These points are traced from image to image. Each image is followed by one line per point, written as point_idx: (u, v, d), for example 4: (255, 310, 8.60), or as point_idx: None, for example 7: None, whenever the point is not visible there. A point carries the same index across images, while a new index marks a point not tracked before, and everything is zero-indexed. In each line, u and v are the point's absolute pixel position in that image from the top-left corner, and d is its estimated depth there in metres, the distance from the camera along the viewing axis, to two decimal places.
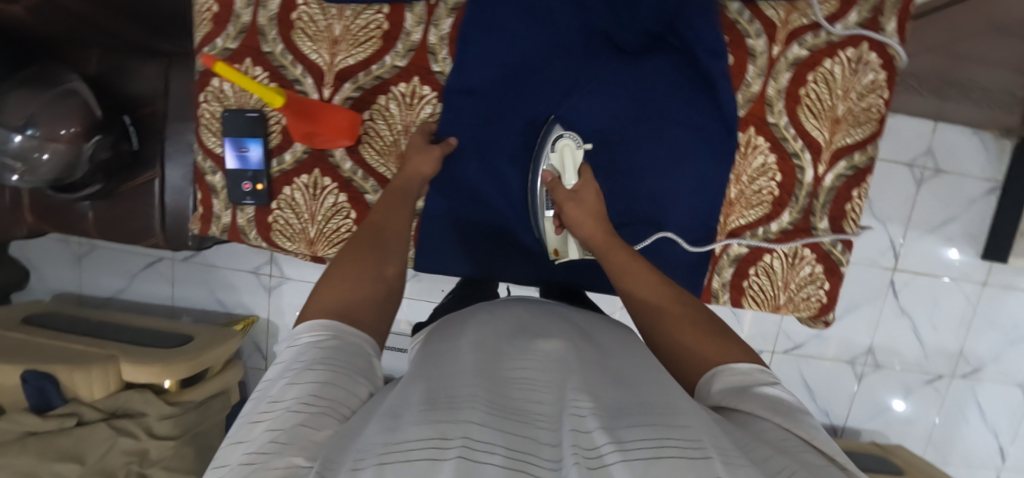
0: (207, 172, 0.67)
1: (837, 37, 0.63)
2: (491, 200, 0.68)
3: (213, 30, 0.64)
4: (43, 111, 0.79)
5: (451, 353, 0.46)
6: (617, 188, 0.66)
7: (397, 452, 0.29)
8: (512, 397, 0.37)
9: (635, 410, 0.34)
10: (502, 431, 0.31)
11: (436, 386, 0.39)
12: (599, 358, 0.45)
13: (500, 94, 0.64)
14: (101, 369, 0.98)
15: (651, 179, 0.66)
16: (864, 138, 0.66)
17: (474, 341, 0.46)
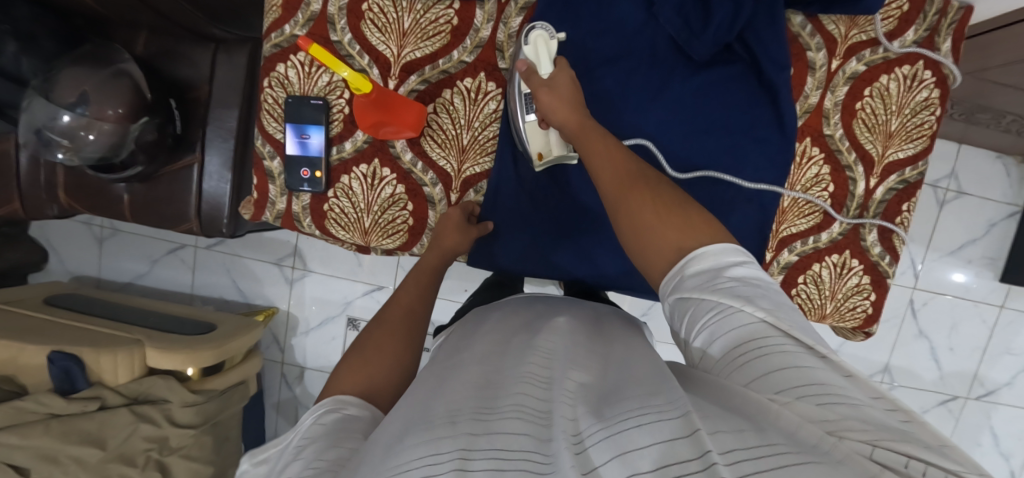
0: (265, 157, 0.67)
1: (894, 53, 0.65)
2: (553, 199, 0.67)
3: (282, 17, 0.64)
4: (95, 89, 0.79)
5: (455, 364, 0.48)
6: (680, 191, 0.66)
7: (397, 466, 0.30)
8: (505, 398, 0.38)
9: (618, 396, 0.36)
10: (486, 432, 0.33)
11: (434, 398, 0.40)
12: (602, 348, 0.49)
13: None
14: (127, 353, 0.97)
15: (712, 185, 0.67)
16: (916, 154, 0.67)
17: (476, 353, 0.49)
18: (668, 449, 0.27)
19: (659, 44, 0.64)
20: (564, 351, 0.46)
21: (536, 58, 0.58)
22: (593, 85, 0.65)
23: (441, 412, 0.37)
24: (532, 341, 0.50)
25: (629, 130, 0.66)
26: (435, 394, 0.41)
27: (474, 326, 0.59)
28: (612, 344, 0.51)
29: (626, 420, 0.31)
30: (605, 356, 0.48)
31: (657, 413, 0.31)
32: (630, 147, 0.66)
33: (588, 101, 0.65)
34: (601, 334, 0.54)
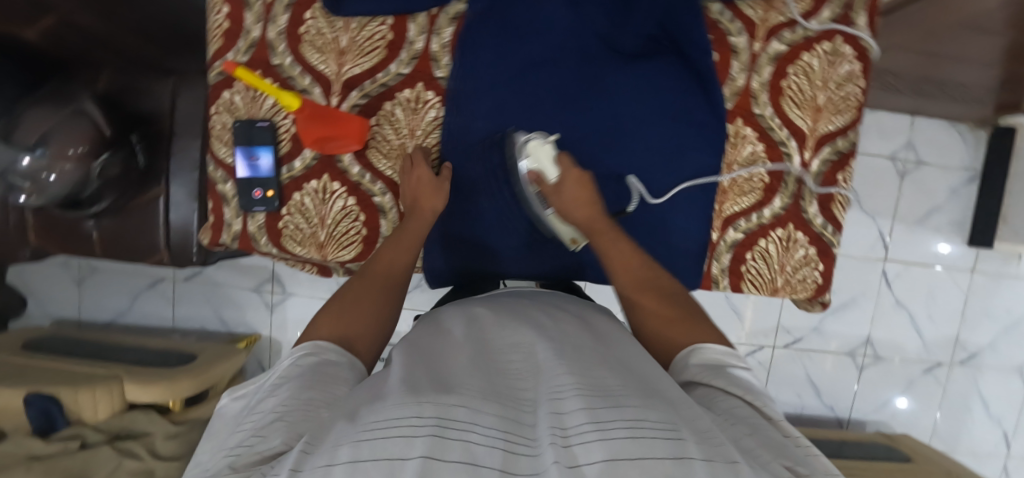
0: (218, 181, 0.69)
1: (813, 31, 0.68)
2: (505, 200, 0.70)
3: (224, 45, 0.67)
4: (58, 128, 0.81)
5: (440, 346, 0.49)
6: (622, 182, 0.69)
7: (373, 433, 0.31)
8: (496, 388, 0.40)
9: (619, 396, 0.37)
10: (478, 408, 0.34)
11: (422, 371, 0.42)
12: (591, 338, 0.50)
13: (506, 97, 0.67)
14: (106, 388, 0.98)
15: (653, 173, 0.70)
16: (845, 125, 0.70)
17: (464, 339, 0.51)
18: (648, 464, 0.28)
19: (587, 42, 0.66)
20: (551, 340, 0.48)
21: (541, 165, 0.62)
22: (528, 85, 0.67)
23: (428, 383, 0.38)
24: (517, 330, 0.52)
25: (567, 127, 0.68)
26: (417, 366, 0.43)
27: (461, 308, 0.61)
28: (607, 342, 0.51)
29: (622, 425, 0.32)
30: (591, 346, 0.48)
31: (653, 430, 0.32)
32: (569, 143, 0.68)
33: (528, 102, 0.67)
34: (593, 328, 0.54)
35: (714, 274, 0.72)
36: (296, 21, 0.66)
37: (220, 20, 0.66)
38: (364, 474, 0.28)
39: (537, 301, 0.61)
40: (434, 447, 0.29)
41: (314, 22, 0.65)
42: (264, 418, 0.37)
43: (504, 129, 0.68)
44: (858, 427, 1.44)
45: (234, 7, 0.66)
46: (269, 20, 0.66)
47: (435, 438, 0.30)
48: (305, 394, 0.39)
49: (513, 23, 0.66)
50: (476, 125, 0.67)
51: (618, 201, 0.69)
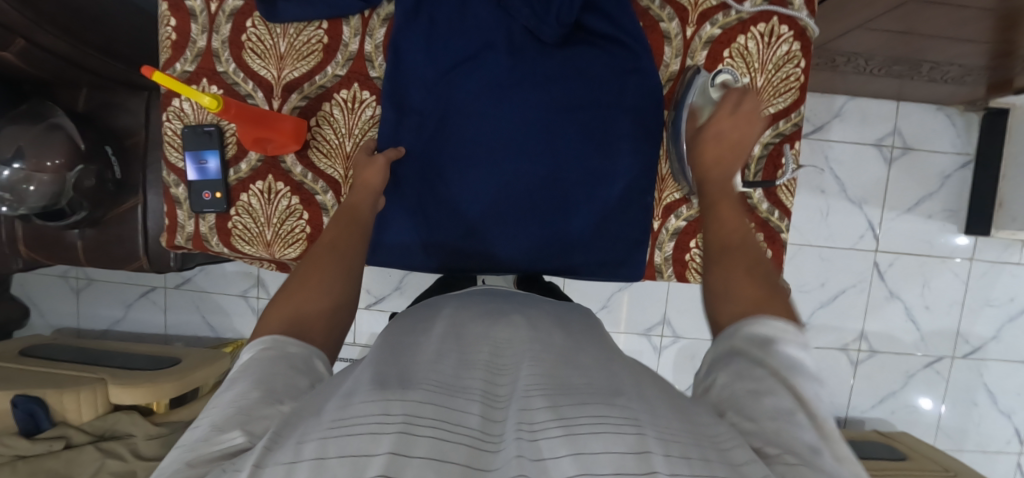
0: (171, 185, 0.72)
1: (747, 13, 0.67)
2: (457, 201, 0.69)
3: (173, 55, 0.70)
4: (31, 144, 0.86)
5: (411, 342, 0.50)
6: (569, 176, 0.68)
7: (345, 427, 0.29)
8: (463, 380, 0.39)
9: (569, 399, 0.36)
10: (448, 408, 0.33)
11: (390, 370, 0.41)
12: (567, 344, 0.51)
13: (437, 97, 0.68)
14: (90, 391, 1.03)
15: (591, 165, 0.68)
16: (787, 106, 0.68)
17: (434, 334, 0.51)
18: (617, 459, 0.26)
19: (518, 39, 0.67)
20: (520, 344, 0.48)
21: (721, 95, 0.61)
22: (459, 83, 0.68)
23: (396, 378, 0.38)
24: (490, 331, 0.52)
25: (500, 122, 0.68)
26: (386, 364, 0.43)
27: (433, 307, 0.61)
28: (571, 345, 0.51)
29: (592, 424, 0.30)
30: (562, 348, 0.49)
31: (614, 426, 0.30)
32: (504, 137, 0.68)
33: (460, 100, 0.68)
34: (579, 334, 0.55)
35: (658, 263, 0.71)
36: (238, 30, 0.69)
37: (168, 32, 0.70)
38: (330, 468, 0.25)
39: (518, 302, 0.62)
40: (400, 443, 0.26)
41: (254, 30, 0.69)
42: (224, 411, 0.33)
43: (440, 128, 0.68)
44: (857, 425, 1.39)
45: (181, 20, 0.69)
46: (214, 30, 0.69)
47: (403, 435, 0.27)
48: (269, 392, 0.35)
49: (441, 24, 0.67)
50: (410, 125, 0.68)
51: (566, 196, 0.68)
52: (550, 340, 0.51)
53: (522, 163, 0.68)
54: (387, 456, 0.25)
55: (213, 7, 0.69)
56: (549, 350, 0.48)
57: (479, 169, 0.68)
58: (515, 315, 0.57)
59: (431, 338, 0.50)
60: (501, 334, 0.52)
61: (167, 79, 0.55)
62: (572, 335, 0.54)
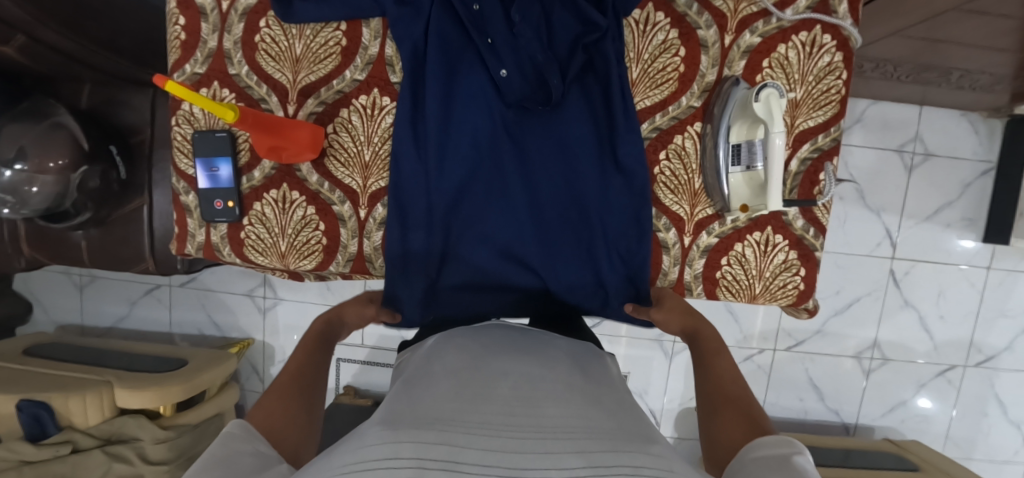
0: (181, 192, 0.69)
1: (788, 22, 0.63)
2: (466, 244, 0.67)
3: (182, 57, 0.66)
4: (34, 145, 0.82)
5: (426, 378, 0.47)
6: (581, 220, 0.66)
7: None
8: (483, 415, 0.37)
9: (596, 443, 0.34)
10: (460, 445, 0.31)
11: (406, 408, 0.39)
12: (589, 385, 0.48)
13: (437, 139, 0.64)
14: (96, 394, 1.00)
15: (602, 209, 0.65)
16: (827, 120, 0.65)
17: (449, 366, 0.49)
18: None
19: (527, 81, 0.62)
20: (546, 386, 0.45)
21: (767, 114, 0.57)
22: (462, 131, 0.64)
23: (408, 418, 0.36)
24: (507, 365, 0.49)
25: (506, 173, 0.65)
26: (400, 404, 0.41)
27: (445, 341, 0.58)
28: (592, 388, 0.48)
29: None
30: (586, 391, 0.47)
31: None
32: (508, 188, 0.65)
33: (465, 142, 0.64)
34: (594, 375, 0.52)
35: (687, 280, 0.69)
36: (251, 30, 0.65)
37: (178, 31, 0.66)
38: None
39: (531, 337, 0.59)
40: None
41: (269, 30, 0.65)
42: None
43: (445, 171, 0.64)
44: (866, 432, 1.38)
45: (190, 18, 0.66)
46: (225, 29, 0.66)
47: None
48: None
49: (445, 65, 0.63)
50: (411, 172, 0.65)
51: (575, 238, 0.67)
52: (568, 380, 0.48)
53: (525, 216, 0.66)
54: None
55: (224, 5, 0.65)
56: (570, 392, 0.45)
57: (483, 220, 0.66)
58: (535, 352, 0.54)
59: (442, 377, 0.47)
60: (519, 367, 0.49)
61: (180, 88, 0.53)
62: (594, 380, 0.51)
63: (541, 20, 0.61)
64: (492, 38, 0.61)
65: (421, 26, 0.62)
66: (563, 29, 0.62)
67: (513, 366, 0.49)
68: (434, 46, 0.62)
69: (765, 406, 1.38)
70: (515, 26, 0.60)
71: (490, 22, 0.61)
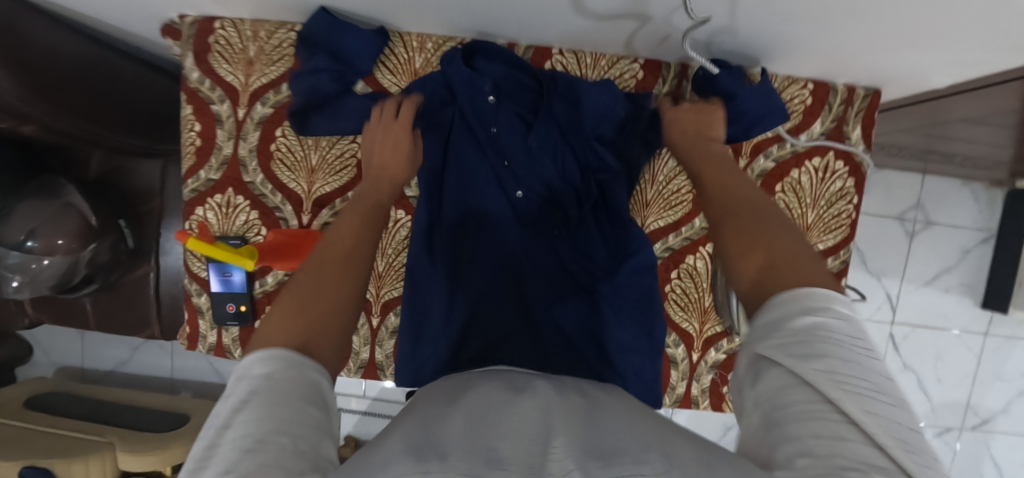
0: (193, 293, 0.69)
1: (802, 147, 0.64)
2: (479, 338, 0.63)
3: (195, 163, 0.66)
4: (44, 223, 0.82)
5: (444, 390, 0.42)
6: (591, 334, 0.64)
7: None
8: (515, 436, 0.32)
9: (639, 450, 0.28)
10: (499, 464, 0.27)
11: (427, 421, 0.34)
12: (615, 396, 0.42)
13: (451, 241, 0.64)
14: (98, 457, 1.01)
15: (618, 328, 0.63)
16: (836, 243, 0.66)
17: (467, 379, 0.44)
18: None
19: (546, 200, 0.64)
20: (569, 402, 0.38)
21: None
22: (479, 242, 0.65)
23: (427, 438, 0.30)
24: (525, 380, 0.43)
25: (522, 285, 0.65)
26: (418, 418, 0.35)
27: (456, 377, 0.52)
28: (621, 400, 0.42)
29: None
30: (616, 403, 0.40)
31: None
32: (525, 298, 0.65)
33: (482, 245, 0.64)
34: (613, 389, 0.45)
35: (694, 394, 0.69)
36: (267, 139, 0.65)
37: (193, 137, 0.66)
38: None
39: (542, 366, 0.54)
40: None
41: (285, 140, 0.65)
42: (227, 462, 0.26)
43: (457, 269, 0.64)
44: None
45: (206, 124, 0.66)
46: (241, 137, 0.66)
47: None
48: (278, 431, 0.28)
49: (466, 180, 0.65)
50: (423, 282, 0.63)
51: (589, 353, 0.63)
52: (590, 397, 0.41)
53: (541, 320, 0.64)
54: None
55: (241, 113, 0.65)
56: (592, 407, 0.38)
57: (496, 332, 0.63)
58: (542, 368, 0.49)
59: (457, 391, 0.40)
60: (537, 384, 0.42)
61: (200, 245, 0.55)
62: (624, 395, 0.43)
63: (562, 140, 0.62)
64: (511, 161, 0.63)
65: (439, 142, 0.64)
66: (586, 149, 0.63)
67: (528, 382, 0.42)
68: (455, 165, 0.64)
69: None
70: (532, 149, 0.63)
71: (510, 144, 0.63)
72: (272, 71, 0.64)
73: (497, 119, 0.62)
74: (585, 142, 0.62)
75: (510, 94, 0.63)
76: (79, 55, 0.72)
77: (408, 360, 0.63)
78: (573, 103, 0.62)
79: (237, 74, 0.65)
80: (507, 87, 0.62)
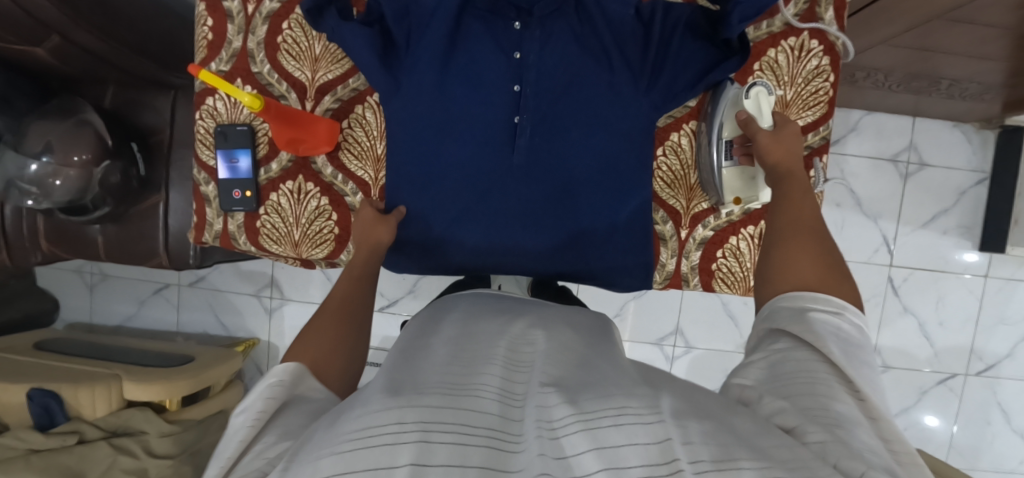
0: (201, 183, 0.73)
1: (778, 27, 0.68)
2: (475, 241, 0.72)
3: (208, 55, 0.71)
4: (59, 139, 0.88)
5: (426, 346, 0.52)
6: (569, 234, 0.72)
7: (374, 436, 0.30)
8: (478, 383, 0.40)
9: (589, 392, 0.38)
10: (465, 406, 0.35)
11: (405, 375, 0.43)
12: (585, 347, 0.53)
13: (429, 158, 0.69)
14: (105, 386, 1.02)
15: (595, 226, 0.71)
16: (816, 120, 0.69)
17: (448, 334, 0.54)
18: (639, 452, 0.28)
19: (508, 106, 0.68)
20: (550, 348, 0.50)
21: (757, 111, 0.62)
22: (469, 181, 0.69)
23: (414, 385, 0.39)
24: (502, 328, 0.55)
25: (499, 235, 0.71)
26: (401, 371, 0.45)
27: (432, 317, 0.62)
28: (587, 346, 0.54)
29: (614, 418, 0.32)
30: (585, 352, 0.52)
31: (581, 416, 0.32)
32: (510, 208, 0.70)
33: (461, 160, 0.68)
34: (584, 332, 0.59)
35: (685, 272, 0.74)
36: (274, 31, 0.70)
37: (205, 32, 0.71)
38: (392, 467, 0.27)
39: (532, 304, 0.66)
40: (420, 453, 0.28)
41: (290, 32, 0.70)
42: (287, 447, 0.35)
43: (436, 181, 0.70)
44: None
45: (217, 20, 0.70)
46: (250, 31, 0.70)
47: (421, 444, 0.29)
48: (308, 439, 0.34)
49: (454, 97, 0.68)
50: (413, 197, 0.71)
51: (569, 249, 0.72)
52: (567, 342, 0.53)
53: (524, 224, 0.71)
54: (409, 470, 0.27)
55: (250, 9, 0.70)
56: (566, 351, 0.50)
57: (465, 264, 0.74)
58: (528, 314, 0.61)
59: (439, 349, 0.50)
60: (518, 327, 0.55)
61: (214, 78, 0.55)
62: (590, 339, 0.57)
63: (555, 83, 0.68)
64: (478, 78, 0.68)
65: (409, 59, 0.67)
66: (556, 58, 0.68)
67: (507, 328, 0.55)
68: (435, 81, 0.67)
69: None
70: (496, 62, 0.67)
71: (505, 88, 0.67)
72: None
73: (493, 65, 0.67)
74: (555, 48, 0.68)
75: (495, 21, 0.67)
76: None
77: (422, 257, 0.74)
78: (563, 48, 0.68)
79: None
80: (517, 9, 0.67)
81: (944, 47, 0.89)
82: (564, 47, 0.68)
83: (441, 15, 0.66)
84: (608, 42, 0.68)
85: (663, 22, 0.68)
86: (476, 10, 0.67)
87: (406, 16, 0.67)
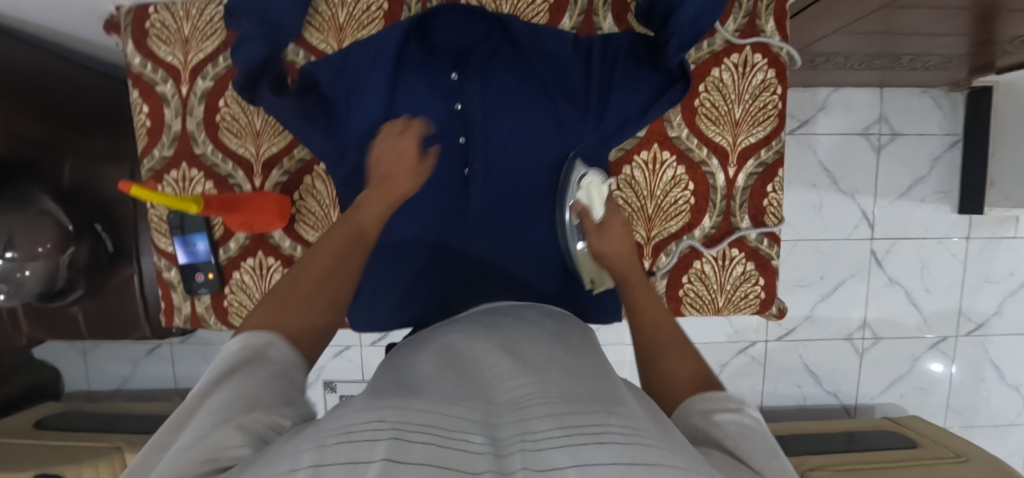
0: (163, 268, 0.73)
1: (718, 46, 0.67)
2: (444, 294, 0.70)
3: (149, 142, 0.70)
4: (20, 232, 0.84)
5: (410, 354, 0.48)
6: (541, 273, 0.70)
7: (339, 442, 0.24)
8: (456, 390, 0.34)
9: (577, 398, 0.32)
10: (448, 410, 0.29)
11: (379, 386, 0.38)
12: (583, 347, 0.48)
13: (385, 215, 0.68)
14: (107, 460, 1.05)
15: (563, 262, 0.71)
16: (767, 135, 0.68)
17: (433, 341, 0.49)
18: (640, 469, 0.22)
19: (456, 154, 0.67)
20: (544, 346, 0.45)
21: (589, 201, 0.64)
22: (429, 235, 0.68)
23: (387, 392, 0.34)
24: (494, 330, 0.49)
25: (462, 282, 0.68)
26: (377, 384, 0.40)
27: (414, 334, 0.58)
28: (583, 346, 0.49)
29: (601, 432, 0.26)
30: (579, 349, 0.47)
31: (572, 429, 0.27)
32: (476, 254, 0.69)
33: (417, 212, 0.68)
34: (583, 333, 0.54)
35: None
36: (212, 110, 0.69)
37: (143, 119, 0.70)
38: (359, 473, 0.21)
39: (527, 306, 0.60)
40: (395, 450, 0.23)
41: (228, 109, 0.69)
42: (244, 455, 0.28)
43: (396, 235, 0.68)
44: (867, 412, 1.40)
45: (153, 105, 0.69)
46: (187, 112, 0.69)
47: (397, 443, 0.24)
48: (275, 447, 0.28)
49: None
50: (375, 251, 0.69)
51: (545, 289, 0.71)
52: (558, 341, 0.48)
53: (493, 268, 0.69)
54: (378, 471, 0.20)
55: (184, 90, 0.69)
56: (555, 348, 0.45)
57: None
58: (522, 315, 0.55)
59: (418, 359, 0.44)
60: (512, 330, 0.50)
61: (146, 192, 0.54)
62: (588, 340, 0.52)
63: (503, 126, 0.67)
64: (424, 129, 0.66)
65: (348, 122, 0.66)
66: (499, 101, 0.67)
67: (499, 331, 0.49)
68: (375, 141, 0.65)
69: (764, 397, 1.40)
70: (439, 114, 0.67)
71: (451, 137, 0.67)
72: (208, 45, 0.68)
73: (437, 115, 0.66)
74: (497, 91, 0.67)
75: (431, 73, 0.66)
76: (29, 61, 0.79)
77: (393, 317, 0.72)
78: (506, 90, 0.67)
79: (176, 53, 0.68)
80: (453, 58, 0.66)
81: (899, 29, 0.87)
82: (505, 89, 0.67)
83: (378, 72, 0.64)
84: (550, 81, 0.67)
85: (602, 52, 0.66)
86: (414, 63, 0.66)
87: (343, 76, 0.65)
